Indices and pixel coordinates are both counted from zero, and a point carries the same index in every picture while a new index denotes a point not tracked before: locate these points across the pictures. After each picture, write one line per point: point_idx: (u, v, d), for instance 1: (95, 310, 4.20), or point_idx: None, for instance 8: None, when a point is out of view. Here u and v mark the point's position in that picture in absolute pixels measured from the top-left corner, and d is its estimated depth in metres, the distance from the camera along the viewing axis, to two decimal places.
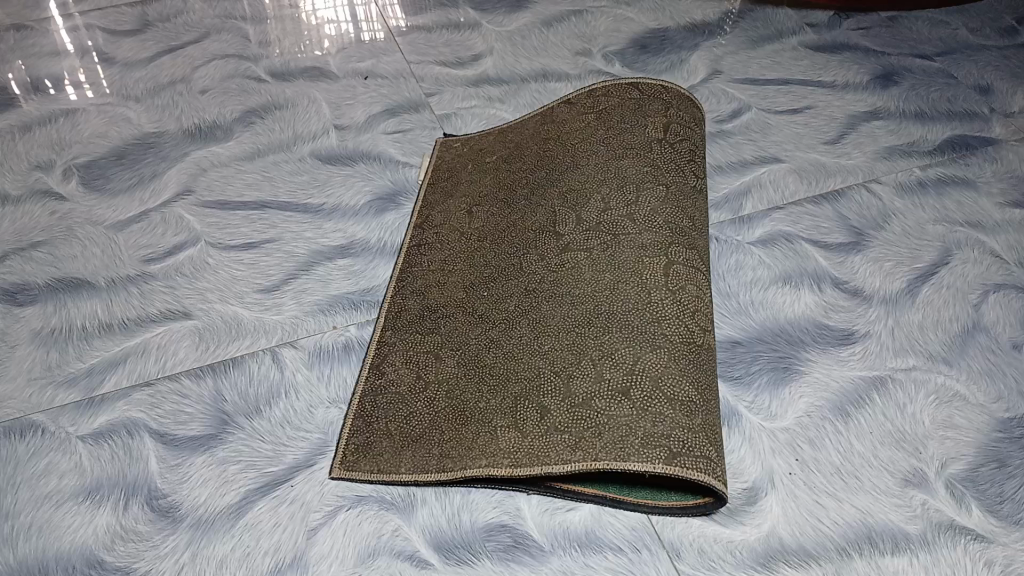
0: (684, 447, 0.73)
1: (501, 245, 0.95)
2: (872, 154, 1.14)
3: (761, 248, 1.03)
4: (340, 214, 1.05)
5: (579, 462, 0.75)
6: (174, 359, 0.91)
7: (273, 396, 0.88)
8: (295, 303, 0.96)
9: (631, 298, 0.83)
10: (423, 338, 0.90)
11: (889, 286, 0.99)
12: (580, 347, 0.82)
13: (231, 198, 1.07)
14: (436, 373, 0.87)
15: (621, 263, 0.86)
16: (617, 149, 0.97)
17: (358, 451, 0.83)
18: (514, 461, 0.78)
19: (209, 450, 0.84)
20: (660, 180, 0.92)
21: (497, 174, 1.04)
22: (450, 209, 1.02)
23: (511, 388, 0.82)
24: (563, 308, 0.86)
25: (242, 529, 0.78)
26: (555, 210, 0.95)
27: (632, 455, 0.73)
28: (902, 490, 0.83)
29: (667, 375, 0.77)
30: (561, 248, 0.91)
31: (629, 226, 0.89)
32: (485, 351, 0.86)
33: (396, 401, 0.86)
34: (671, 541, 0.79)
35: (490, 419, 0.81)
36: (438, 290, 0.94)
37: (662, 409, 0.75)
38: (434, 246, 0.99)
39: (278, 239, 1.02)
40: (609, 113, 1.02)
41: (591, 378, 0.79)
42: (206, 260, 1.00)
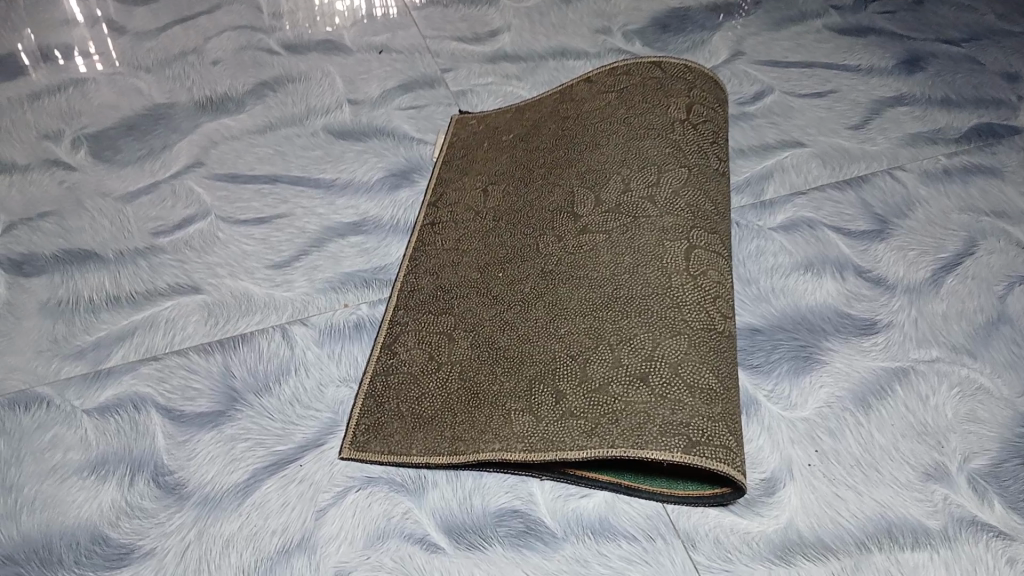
0: (703, 436, 0.71)
1: (516, 225, 0.93)
2: (898, 140, 1.12)
3: (783, 233, 1.00)
4: (352, 189, 1.03)
5: (596, 448, 0.73)
6: (183, 334, 0.89)
7: (283, 373, 0.86)
8: (306, 280, 0.93)
9: (650, 284, 0.81)
10: (436, 319, 0.88)
11: (913, 275, 0.97)
12: (597, 331, 0.80)
13: (242, 171, 1.05)
14: (449, 355, 0.85)
15: (641, 247, 0.84)
16: (638, 129, 0.94)
17: (369, 431, 0.81)
18: (528, 446, 0.76)
19: (217, 427, 0.82)
20: (683, 160, 0.90)
21: (513, 152, 1.01)
22: (465, 187, 1.00)
23: (525, 371, 0.81)
24: (580, 291, 0.84)
25: (251, 508, 0.77)
26: (573, 190, 0.93)
27: (650, 443, 0.71)
28: (923, 484, 0.82)
29: (687, 362, 0.75)
30: (579, 230, 0.89)
31: (650, 209, 0.87)
32: (499, 333, 0.85)
33: (407, 381, 0.84)
34: (687, 530, 0.78)
35: (504, 403, 0.79)
36: (451, 270, 0.92)
37: (682, 396, 0.73)
38: (448, 225, 0.97)
39: (289, 213, 1.00)
40: (631, 92, 0.99)
41: (608, 363, 0.77)
42: (216, 234, 0.97)
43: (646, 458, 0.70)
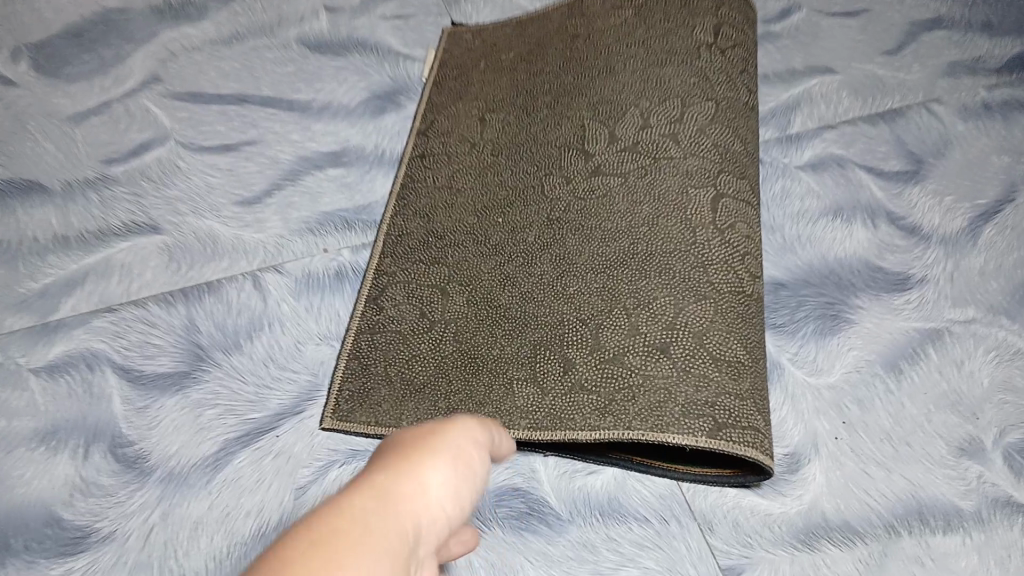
0: (730, 418, 0.63)
1: (518, 163, 0.83)
2: (934, 68, 1.01)
3: (810, 173, 0.92)
4: (330, 113, 0.91)
5: (610, 429, 0.65)
6: (141, 281, 0.79)
7: (256, 328, 0.77)
8: (280, 220, 0.83)
9: (672, 238, 0.72)
10: (428, 269, 0.78)
11: (949, 224, 0.89)
12: (611, 292, 0.71)
13: (205, 90, 0.93)
14: (443, 312, 0.75)
15: (662, 194, 0.75)
16: (657, 54, 0.84)
17: (354, 398, 0.72)
18: (533, 423, 0.68)
19: (182, 392, 0.73)
20: (710, 92, 0.79)
21: (514, 76, 0.90)
22: (460, 115, 0.89)
23: (529, 335, 0.72)
24: (592, 244, 0.75)
25: (221, 485, 0.69)
26: (583, 124, 0.82)
27: (672, 425, 0.63)
28: (956, 461, 0.75)
29: (713, 330, 0.66)
30: (590, 171, 0.79)
31: (672, 148, 0.77)
32: (499, 289, 0.75)
33: (396, 341, 0.75)
34: (703, 512, 0.71)
35: (506, 371, 0.71)
36: (445, 212, 0.82)
37: (706, 371, 0.65)
38: (441, 159, 0.86)
39: (260, 140, 0.89)
40: (650, 11, 0.88)
41: (624, 331, 0.69)
42: (177, 163, 0.86)
43: (668, 444, 0.63)
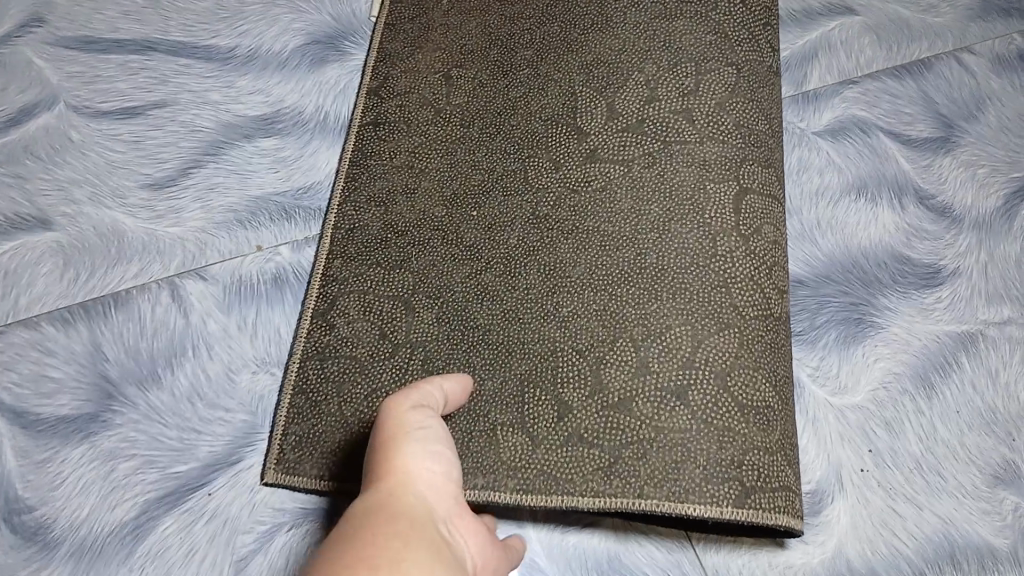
0: (760, 481, 0.52)
1: (496, 138, 0.67)
2: (965, 7, 0.88)
3: (830, 141, 0.79)
4: (259, 64, 0.74)
5: (616, 494, 0.53)
6: (31, 294, 0.64)
7: (178, 354, 0.63)
8: (202, 209, 0.68)
9: (688, 247, 0.59)
10: (384, 276, 0.63)
11: (983, 203, 0.78)
12: (614, 317, 0.58)
13: (100, 35, 0.75)
14: (405, 334, 0.60)
15: (674, 188, 0.61)
16: (668, 5, 0.68)
17: (300, 443, 0.58)
18: (521, 483, 0.55)
19: (89, 439, 0.60)
20: (731, 56, 0.65)
21: (486, 22, 0.73)
22: (421, 73, 0.72)
23: (512, 367, 0.58)
24: (588, 253, 0.61)
25: (144, 560, 0.56)
26: (574, 93, 0.67)
27: (691, 491, 0.52)
28: (991, 491, 0.67)
29: (739, 369, 0.54)
30: (585, 154, 0.64)
31: (685, 130, 0.63)
32: (474, 304, 0.61)
33: (350, 369, 0.60)
34: (715, 568, 0.62)
35: (485, 413, 0.57)
36: (406, 203, 0.66)
37: (732, 421, 0.53)
38: (399, 128, 0.69)
39: (172, 101, 0.72)
40: None
41: (632, 368, 0.56)
42: (69, 134, 0.69)
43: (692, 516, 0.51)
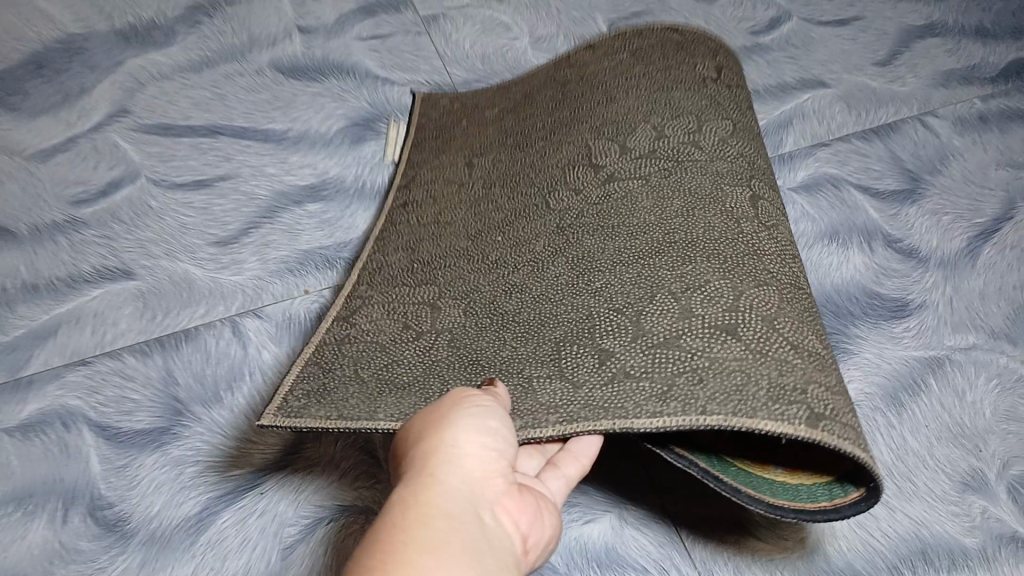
0: (828, 409, 0.50)
1: (517, 188, 0.78)
2: (929, 79, 0.99)
3: (805, 196, 0.89)
4: (308, 144, 0.88)
5: (674, 414, 0.52)
6: (115, 331, 0.75)
7: (236, 379, 0.74)
8: (258, 261, 0.80)
9: (712, 227, 0.64)
10: (412, 291, 0.72)
11: (948, 245, 0.87)
12: (652, 281, 0.62)
13: (176, 121, 0.88)
14: (434, 325, 0.68)
15: (692, 187, 0.68)
16: (662, 80, 0.80)
17: (310, 398, 0.64)
18: (566, 416, 0.56)
19: (161, 448, 0.71)
20: (725, 113, 0.76)
21: (501, 123, 0.86)
22: (445, 166, 0.84)
23: (549, 333, 0.63)
24: (617, 240, 0.67)
25: (204, 545, 0.67)
26: (588, 142, 0.77)
27: (758, 408, 0.50)
28: (960, 496, 0.74)
29: (783, 316, 0.57)
30: (603, 179, 0.73)
31: (695, 153, 0.71)
32: (505, 297, 0.68)
33: (371, 350, 0.67)
34: (703, 560, 0.69)
35: (522, 370, 0.61)
36: (434, 241, 0.76)
37: (784, 355, 0.54)
38: (424, 203, 0.81)
39: (235, 175, 0.85)
40: (647, 51, 0.84)
41: (676, 314, 0.58)
42: (149, 203, 0.83)
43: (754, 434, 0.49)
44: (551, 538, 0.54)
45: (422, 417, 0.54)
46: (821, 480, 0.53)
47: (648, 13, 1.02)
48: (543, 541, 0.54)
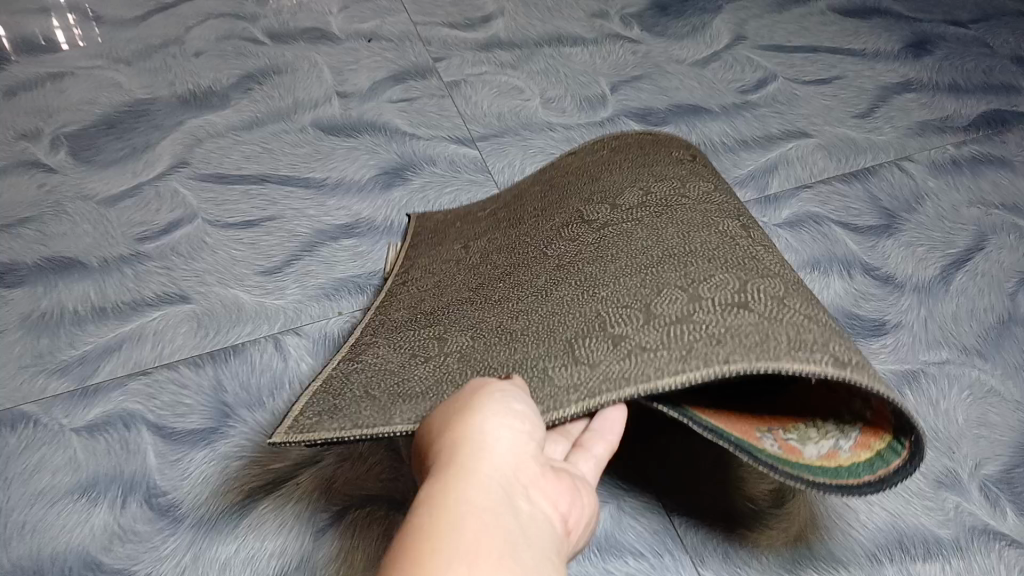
0: (848, 357, 0.57)
1: (515, 245, 0.84)
2: (905, 129, 1.09)
3: (789, 231, 0.98)
4: (343, 189, 0.99)
5: (699, 370, 0.57)
6: (172, 346, 0.86)
7: (277, 386, 0.83)
8: (298, 287, 0.90)
9: (708, 240, 0.72)
10: (416, 335, 0.77)
11: (923, 272, 0.95)
12: (658, 280, 0.68)
13: (229, 171, 1.00)
14: (443, 350, 0.73)
15: (686, 215, 0.76)
16: (641, 158, 0.88)
17: (322, 416, 0.68)
18: (589, 392, 0.61)
19: (211, 445, 0.80)
20: (704, 172, 0.84)
21: (493, 211, 0.92)
22: (441, 254, 0.88)
23: (563, 334, 0.68)
24: (620, 259, 0.73)
25: (245, 528, 0.75)
26: (578, 207, 0.84)
27: (783, 356, 0.56)
28: (935, 492, 0.80)
29: (787, 294, 0.63)
30: (599, 223, 0.80)
31: (685, 195, 0.80)
32: (514, 319, 0.73)
33: (377, 377, 0.72)
34: (694, 545, 0.76)
35: (540, 364, 0.66)
36: (436, 296, 0.81)
37: (796, 321, 0.60)
38: (420, 276, 0.86)
39: (279, 216, 0.97)
40: (624, 148, 0.92)
41: (685, 299, 0.64)
42: (204, 240, 0.94)
43: (780, 371, 0.55)
44: (586, 518, 0.58)
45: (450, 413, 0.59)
46: (864, 457, 0.58)
47: (646, 78, 1.14)
48: (579, 521, 0.58)
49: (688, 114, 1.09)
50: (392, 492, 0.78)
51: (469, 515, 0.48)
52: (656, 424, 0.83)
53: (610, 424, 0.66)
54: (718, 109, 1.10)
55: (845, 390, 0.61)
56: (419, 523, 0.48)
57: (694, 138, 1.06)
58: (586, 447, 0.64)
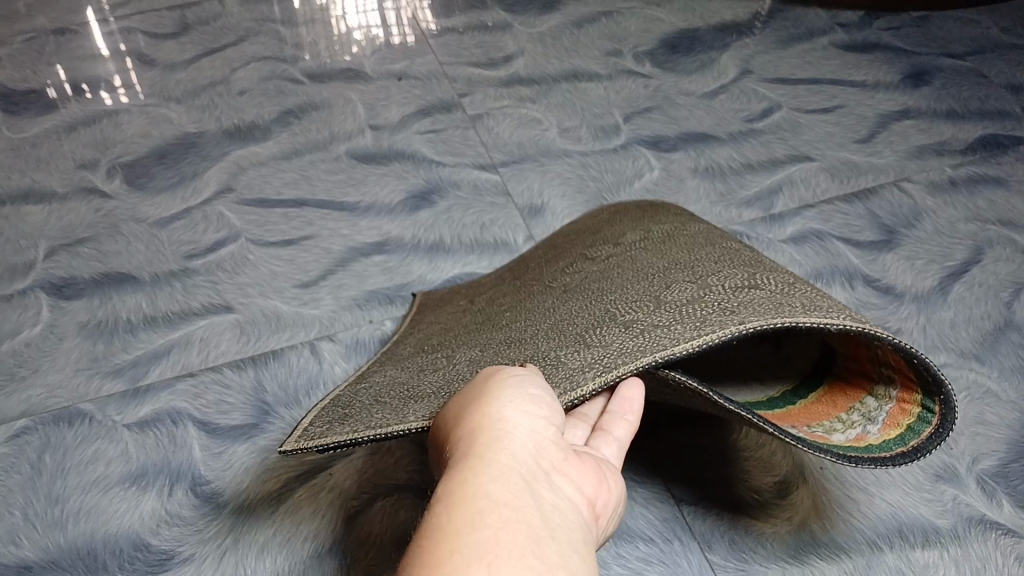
0: (859, 318, 0.58)
1: (523, 284, 0.84)
2: (904, 153, 1.17)
3: (792, 246, 1.03)
4: (375, 212, 1.09)
5: (715, 330, 0.57)
6: (217, 351, 0.93)
7: (313, 387, 0.89)
8: (332, 298, 0.98)
9: (714, 251, 0.73)
10: (425, 356, 0.75)
11: (921, 284, 0.99)
12: (667, 279, 0.69)
13: (270, 197, 1.10)
14: (452, 361, 0.71)
15: (691, 237, 0.78)
16: (643, 215, 0.90)
17: (333, 423, 0.65)
18: (603, 367, 0.60)
19: (251, 439, 0.85)
20: (702, 221, 0.86)
21: (499, 273, 0.93)
22: (447, 307, 0.88)
23: (574, 330, 0.67)
24: (629, 270, 0.74)
25: (280, 515, 0.79)
26: (584, 249, 0.85)
27: (798, 315, 0.57)
28: (933, 484, 0.81)
29: (793, 281, 0.65)
30: (606, 252, 0.81)
31: (687, 228, 0.82)
32: (522, 329, 0.72)
33: (387, 388, 0.70)
34: (703, 532, 0.79)
35: (554, 355, 0.65)
36: (446, 328, 0.80)
37: (805, 296, 0.62)
38: (427, 324, 0.85)
39: (316, 235, 1.06)
40: (623, 212, 0.94)
41: (696, 288, 0.65)
42: (247, 256, 1.03)
43: (796, 324, 0.56)
44: (615, 502, 0.56)
45: (465, 404, 0.57)
46: (893, 434, 0.60)
47: (657, 108, 1.26)
48: (608, 504, 0.55)
49: (697, 140, 1.20)
50: (415, 481, 0.81)
51: (486, 511, 0.47)
52: (661, 425, 0.87)
53: (631, 404, 0.63)
54: (726, 137, 1.20)
55: (874, 370, 0.63)
56: (434, 526, 0.46)
57: (700, 161, 1.16)
58: (606, 431, 0.62)
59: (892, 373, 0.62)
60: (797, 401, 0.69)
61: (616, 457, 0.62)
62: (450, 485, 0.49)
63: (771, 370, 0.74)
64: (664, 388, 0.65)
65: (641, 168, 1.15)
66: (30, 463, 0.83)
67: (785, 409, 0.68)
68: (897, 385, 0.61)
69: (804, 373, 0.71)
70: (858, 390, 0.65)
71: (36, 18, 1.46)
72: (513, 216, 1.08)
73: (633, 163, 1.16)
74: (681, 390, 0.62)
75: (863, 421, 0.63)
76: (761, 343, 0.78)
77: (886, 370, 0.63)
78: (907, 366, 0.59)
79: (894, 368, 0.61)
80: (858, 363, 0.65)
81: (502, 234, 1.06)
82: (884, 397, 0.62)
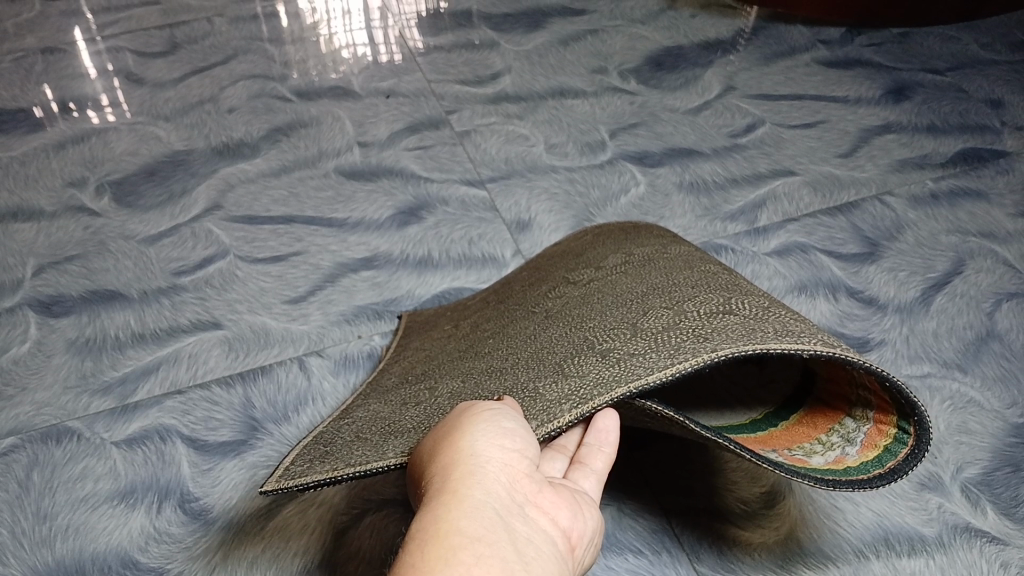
0: (830, 341, 0.59)
1: (503, 310, 0.84)
2: (886, 168, 1.18)
3: (777, 258, 1.05)
4: (363, 228, 1.10)
5: (688, 360, 0.58)
6: (206, 367, 0.93)
7: (301, 403, 0.89)
8: (321, 313, 0.99)
9: (694, 274, 0.74)
10: (406, 388, 0.75)
11: (902, 294, 1.00)
12: (645, 304, 0.69)
13: (258, 213, 1.11)
14: (433, 393, 0.71)
15: (671, 261, 0.79)
16: (625, 238, 0.90)
17: (313, 462, 0.66)
18: (580, 399, 0.60)
19: (239, 455, 0.85)
20: (685, 242, 0.87)
21: (482, 297, 0.93)
22: (430, 334, 0.88)
23: (553, 360, 0.68)
24: (609, 296, 0.74)
25: (269, 532, 0.78)
26: (567, 272, 0.86)
27: (770, 340, 0.58)
28: (918, 494, 0.82)
29: (766, 304, 0.66)
30: (587, 277, 0.82)
31: (669, 251, 0.82)
32: (502, 358, 0.72)
33: (369, 423, 0.71)
34: (690, 544, 0.79)
35: (533, 385, 0.65)
36: (429, 358, 0.80)
37: (778, 320, 0.63)
38: (411, 353, 0.85)
39: (304, 251, 1.06)
40: (606, 234, 0.94)
41: (671, 314, 0.66)
42: (235, 273, 1.03)
43: (767, 351, 0.57)
44: (592, 532, 0.56)
45: (439, 439, 0.58)
46: (871, 456, 0.61)
47: (642, 124, 1.27)
48: (585, 535, 0.55)
49: (682, 155, 1.21)
50: (404, 495, 0.81)
51: (460, 548, 0.47)
52: (647, 442, 0.86)
53: (607, 435, 0.64)
54: (710, 152, 1.22)
55: (852, 394, 0.65)
56: (409, 565, 0.47)
57: (685, 176, 1.17)
58: (585, 462, 0.63)
59: (869, 396, 0.63)
60: (780, 423, 0.70)
61: (594, 489, 0.62)
62: (425, 521, 0.50)
63: (754, 393, 0.75)
64: (642, 417, 0.65)
65: (628, 183, 1.16)
66: (18, 481, 0.82)
67: (768, 432, 0.68)
68: (874, 408, 0.62)
69: (786, 396, 0.72)
70: (836, 412, 0.66)
71: (25, 38, 1.47)
72: (501, 231, 1.09)
73: (619, 177, 1.17)
74: (659, 420, 0.63)
75: (842, 443, 0.64)
76: (741, 367, 0.79)
77: (865, 392, 0.64)
78: (884, 390, 0.60)
79: (872, 391, 0.62)
80: (837, 387, 0.66)
81: (490, 249, 1.06)
82: (862, 420, 0.63)
